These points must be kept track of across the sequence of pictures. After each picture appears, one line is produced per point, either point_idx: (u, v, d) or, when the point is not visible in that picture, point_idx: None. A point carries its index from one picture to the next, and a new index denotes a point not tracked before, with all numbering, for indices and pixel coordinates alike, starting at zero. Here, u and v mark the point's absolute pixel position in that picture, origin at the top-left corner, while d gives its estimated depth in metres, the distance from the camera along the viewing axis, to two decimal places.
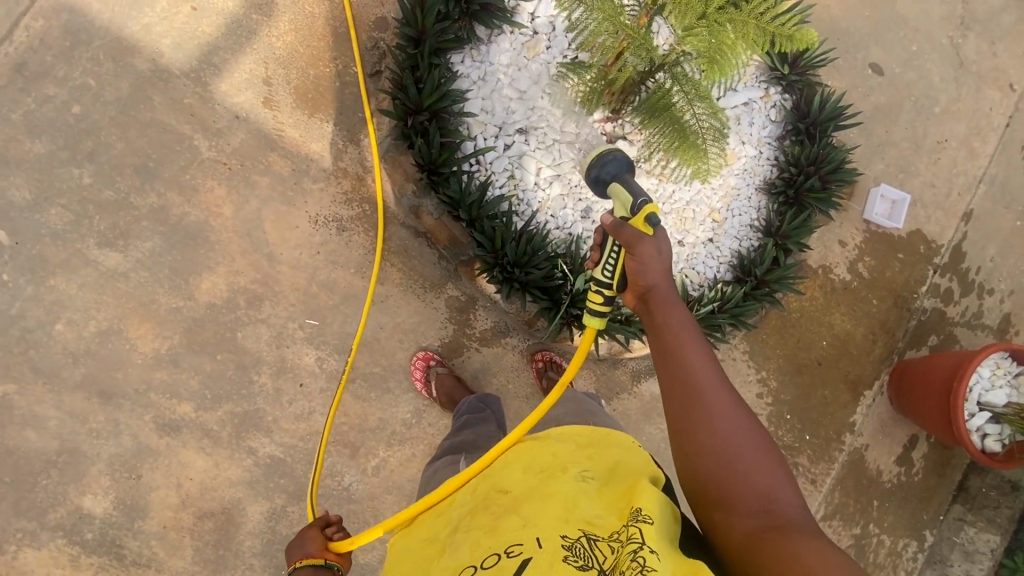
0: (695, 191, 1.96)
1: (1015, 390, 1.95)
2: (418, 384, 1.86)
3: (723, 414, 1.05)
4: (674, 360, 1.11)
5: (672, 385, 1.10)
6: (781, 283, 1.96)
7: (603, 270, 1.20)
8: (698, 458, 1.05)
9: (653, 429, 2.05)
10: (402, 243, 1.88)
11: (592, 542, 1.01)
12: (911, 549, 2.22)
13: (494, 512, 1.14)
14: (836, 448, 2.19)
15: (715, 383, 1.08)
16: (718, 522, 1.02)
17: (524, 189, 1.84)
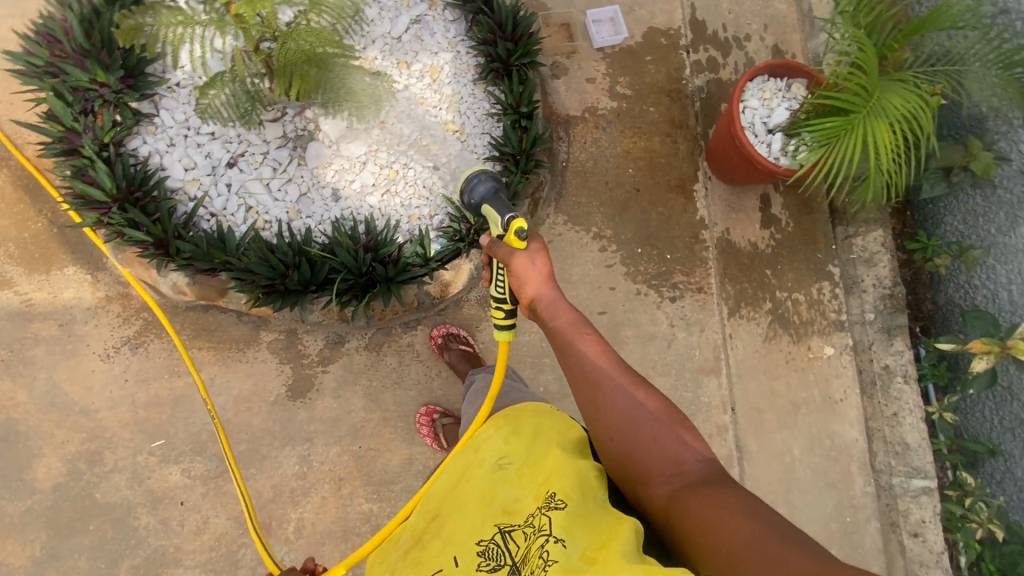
0: (419, 116, 1.97)
1: (793, 102, 1.97)
2: (428, 439, 1.87)
3: (623, 393, 1.08)
4: (572, 350, 1.12)
5: (573, 377, 1.12)
6: (538, 145, 1.97)
7: (495, 288, 1.24)
8: (612, 441, 1.08)
9: (528, 336, 2.04)
10: (200, 322, 1.88)
11: (507, 535, 1.00)
12: (827, 290, 2.21)
13: (421, 542, 1.12)
14: (702, 249, 2.19)
15: (611, 366, 1.10)
16: (643, 496, 1.04)
17: (266, 211, 1.86)
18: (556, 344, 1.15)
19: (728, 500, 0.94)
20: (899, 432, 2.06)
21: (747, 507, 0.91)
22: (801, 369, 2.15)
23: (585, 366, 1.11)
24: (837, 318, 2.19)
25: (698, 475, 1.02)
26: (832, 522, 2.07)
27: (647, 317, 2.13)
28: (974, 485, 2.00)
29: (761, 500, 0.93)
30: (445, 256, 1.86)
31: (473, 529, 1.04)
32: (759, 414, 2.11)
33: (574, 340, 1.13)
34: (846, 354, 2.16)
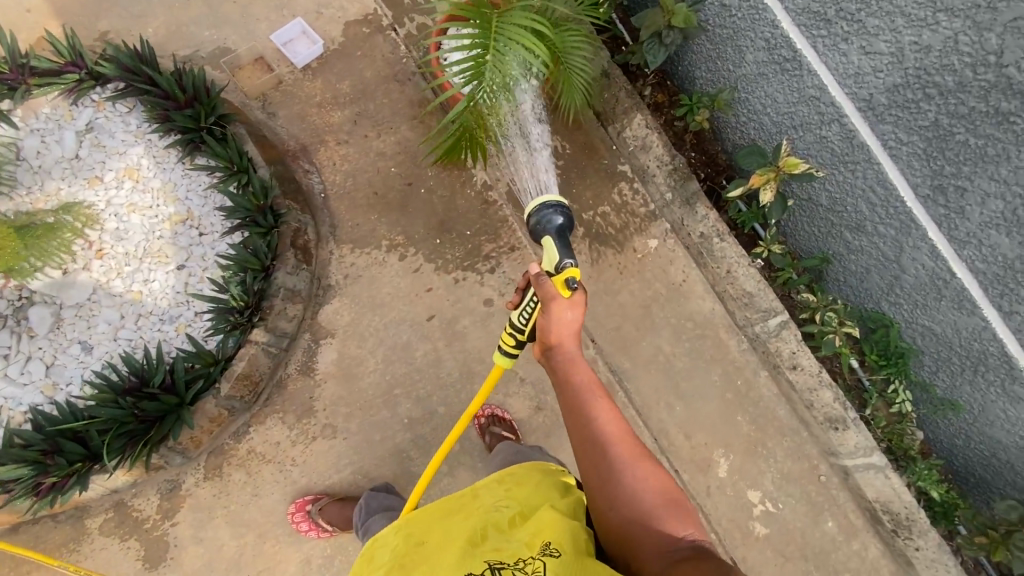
0: (138, 224, 1.79)
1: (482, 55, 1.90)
2: (311, 532, 1.75)
3: (630, 462, 1.02)
4: (578, 408, 1.09)
5: (578, 437, 1.08)
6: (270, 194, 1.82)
7: (518, 316, 1.25)
8: (610, 509, 1.01)
9: (369, 377, 1.93)
10: (16, 545, 1.68)
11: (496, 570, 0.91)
12: (627, 190, 2.21)
13: (402, 569, 1.03)
14: (497, 208, 2.12)
15: (621, 434, 1.06)
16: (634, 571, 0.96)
17: (18, 401, 1.65)
18: (566, 401, 1.12)
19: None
20: (739, 285, 2.09)
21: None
22: (637, 272, 2.16)
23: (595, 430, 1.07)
24: (648, 211, 2.20)
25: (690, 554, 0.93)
26: (728, 393, 2.11)
27: (475, 299, 2.04)
28: (817, 299, 2.08)
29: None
30: (228, 351, 1.75)
31: (460, 561, 0.96)
32: (619, 333, 2.12)
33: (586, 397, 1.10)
34: (669, 238, 2.18)
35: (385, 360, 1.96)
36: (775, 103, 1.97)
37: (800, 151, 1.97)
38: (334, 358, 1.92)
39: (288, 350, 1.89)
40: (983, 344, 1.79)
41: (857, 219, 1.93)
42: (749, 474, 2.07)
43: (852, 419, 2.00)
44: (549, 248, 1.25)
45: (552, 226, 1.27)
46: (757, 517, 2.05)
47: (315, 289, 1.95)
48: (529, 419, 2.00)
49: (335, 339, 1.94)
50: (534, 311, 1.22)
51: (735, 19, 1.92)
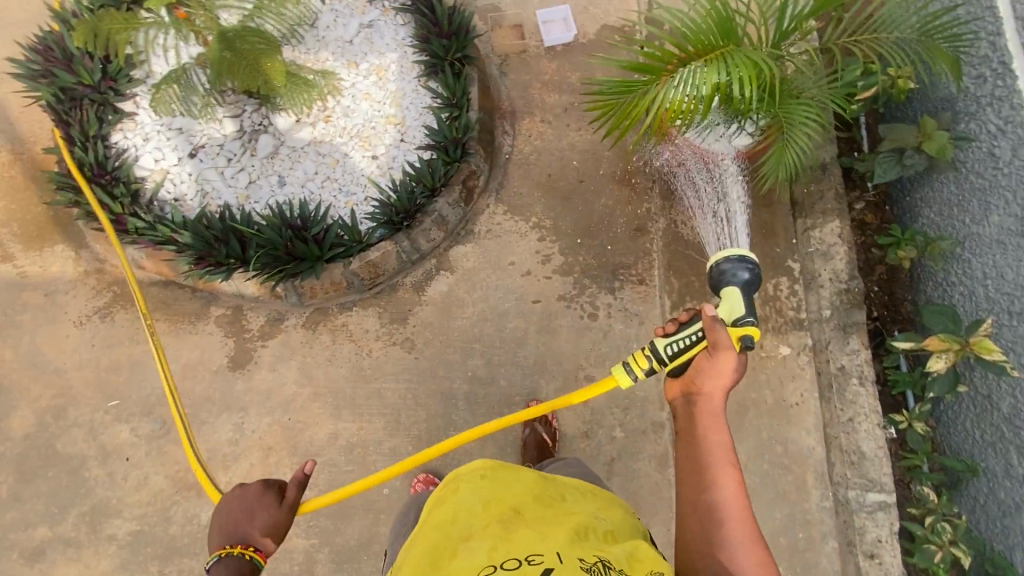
0: (364, 111, 2.11)
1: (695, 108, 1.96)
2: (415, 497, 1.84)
3: (744, 547, 0.97)
4: (701, 470, 1.05)
5: (695, 498, 1.04)
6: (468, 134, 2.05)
7: (670, 343, 1.21)
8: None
9: (460, 321, 2.08)
10: (159, 297, 2.07)
11: (609, 568, 0.89)
12: (784, 286, 2.06)
13: (501, 528, 1.00)
14: (646, 240, 2.13)
15: (742, 515, 1.01)
16: None
17: (220, 195, 2.04)
18: (693, 456, 1.08)
19: None
20: (854, 441, 1.88)
21: None
22: (751, 368, 2.01)
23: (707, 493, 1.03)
24: (795, 317, 2.04)
25: None
26: (781, 538, 1.88)
27: (584, 308, 2.08)
28: (937, 503, 1.78)
29: None
30: (371, 238, 1.99)
31: (572, 545, 0.93)
32: None
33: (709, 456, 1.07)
34: (803, 354, 2.01)
35: (481, 315, 2.09)
36: (1000, 279, 1.71)
37: (1000, 341, 1.69)
38: (443, 290, 2.09)
39: (412, 264, 2.10)
40: None
41: None
42: None
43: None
44: (732, 298, 1.27)
45: (742, 280, 1.29)
46: None
47: (458, 228, 2.13)
48: (572, 439, 1.98)
49: (452, 276, 2.11)
50: (693, 347, 1.21)
51: (997, 174, 1.70)
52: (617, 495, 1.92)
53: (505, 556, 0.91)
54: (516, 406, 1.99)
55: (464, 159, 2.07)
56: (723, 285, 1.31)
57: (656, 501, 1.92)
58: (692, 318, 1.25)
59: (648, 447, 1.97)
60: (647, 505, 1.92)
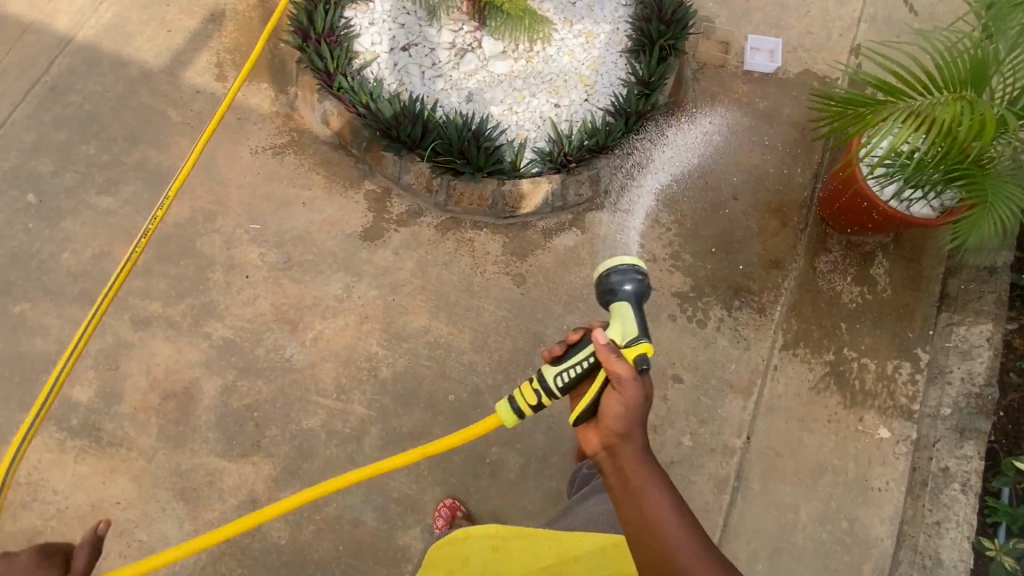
0: (562, 63, 2.22)
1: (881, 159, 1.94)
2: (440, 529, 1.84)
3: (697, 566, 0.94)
4: (641, 529, 1.00)
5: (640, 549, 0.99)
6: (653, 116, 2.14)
7: (564, 374, 1.19)
8: None
9: (574, 279, 2.12)
10: (325, 155, 2.27)
11: None
12: (905, 371, 1.99)
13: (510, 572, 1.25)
14: (779, 274, 2.10)
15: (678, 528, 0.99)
16: None
17: (413, 89, 2.20)
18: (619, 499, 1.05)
19: None
20: (934, 546, 1.74)
21: None
22: (843, 435, 1.93)
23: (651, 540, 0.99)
24: (906, 406, 1.95)
25: None
26: None
27: (696, 312, 2.06)
28: None
29: None
30: (533, 170, 2.08)
31: None
32: (774, 458, 1.91)
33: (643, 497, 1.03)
34: (902, 444, 1.91)
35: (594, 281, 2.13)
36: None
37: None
38: (569, 245, 2.15)
39: (552, 209, 2.17)
40: None
41: None
42: None
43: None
44: (625, 315, 1.21)
45: (635, 292, 1.25)
46: None
47: (605, 195, 2.18)
48: None
49: (582, 235, 2.16)
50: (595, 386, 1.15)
51: None
52: None
53: None
54: None
55: (636, 133, 2.17)
56: (613, 296, 1.25)
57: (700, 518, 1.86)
58: (583, 340, 1.22)
59: (710, 466, 1.91)
60: None
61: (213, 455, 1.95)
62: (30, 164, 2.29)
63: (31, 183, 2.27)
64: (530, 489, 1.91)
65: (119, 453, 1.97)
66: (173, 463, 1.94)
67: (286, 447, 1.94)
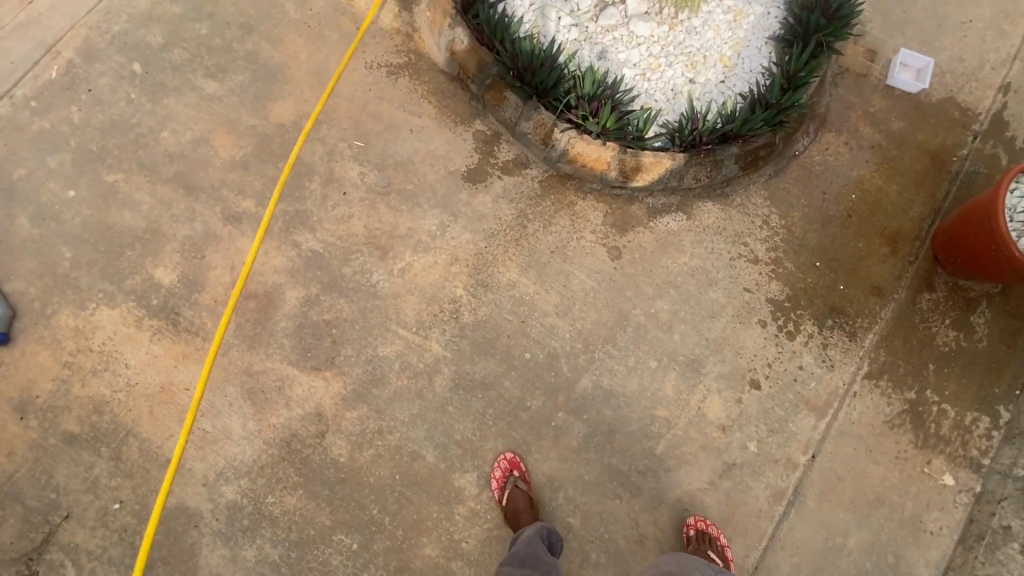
0: (706, 37, 2.08)
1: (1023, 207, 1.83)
2: (494, 485, 1.86)
3: None
4: None
5: None
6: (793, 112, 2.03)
7: None
8: None
9: (670, 263, 2.06)
10: (440, 85, 2.19)
11: None
12: (982, 425, 1.95)
13: None
14: (877, 303, 2.05)
15: None
16: None
17: (546, 33, 2.09)
18: None
19: None
20: None
21: None
22: (907, 474, 1.92)
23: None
24: (976, 458, 1.93)
25: None
26: None
27: (786, 322, 2.02)
28: None
29: None
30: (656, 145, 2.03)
31: None
32: (834, 481, 1.91)
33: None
34: (964, 495, 1.90)
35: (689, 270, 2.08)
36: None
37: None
38: (671, 229, 2.09)
39: (661, 188, 2.11)
40: None
41: None
42: None
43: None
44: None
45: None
46: None
47: (718, 185, 2.12)
48: (709, 423, 1.94)
49: (686, 221, 2.10)
50: None
51: None
52: (719, 493, 1.89)
53: None
54: (676, 364, 1.98)
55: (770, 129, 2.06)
56: None
57: (750, 522, 1.88)
58: None
59: (769, 476, 1.91)
60: (739, 521, 1.88)
61: (285, 363, 1.95)
62: (140, 32, 2.21)
63: (138, 52, 2.20)
64: (589, 461, 1.91)
65: (192, 342, 1.97)
66: (245, 362, 1.95)
67: (358, 370, 1.95)
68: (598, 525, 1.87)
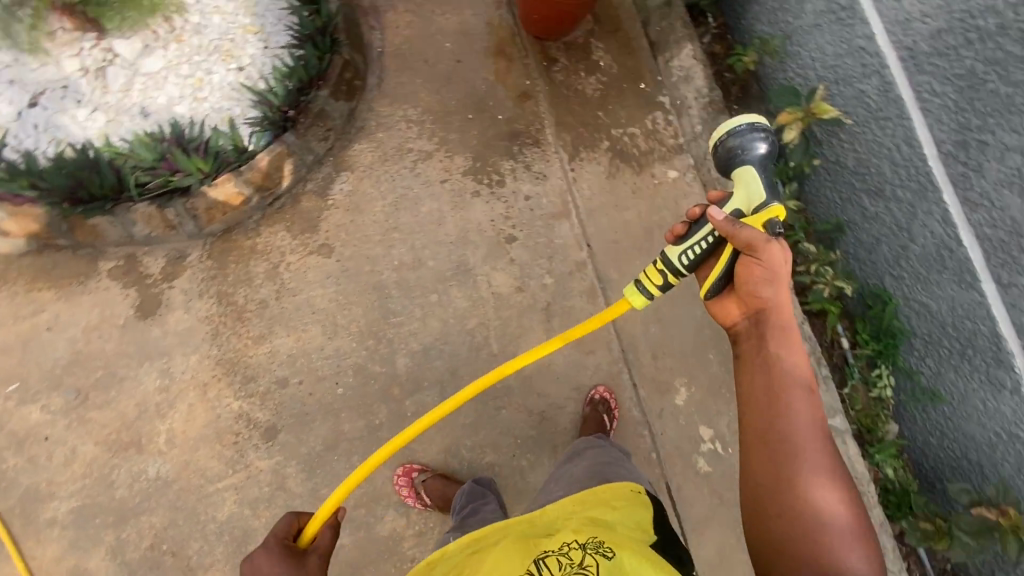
0: (216, 26, 2.00)
1: None
2: (410, 500, 1.83)
3: (814, 485, 1.14)
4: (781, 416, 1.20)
5: (771, 378, 1.25)
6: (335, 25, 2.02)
7: (682, 254, 1.38)
8: (778, 517, 1.15)
9: (371, 216, 2.04)
10: (36, 265, 1.90)
11: (552, 560, 1.07)
12: (661, 119, 2.24)
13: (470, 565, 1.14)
14: (531, 105, 2.22)
15: (824, 465, 1.16)
16: (766, 525, 1.16)
17: (75, 137, 1.86)
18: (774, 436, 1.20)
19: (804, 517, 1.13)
20: None
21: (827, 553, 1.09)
22: (651, 196, 2.18)
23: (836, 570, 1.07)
24: (677, 143, 2.23)
25: (825, 521, 1.12)
26: (706, 331, 2.10)
27: (488, 178, 2.13)
28: (817, 252, 2.02)
29: (818, 524, 1.12)
30: (263, 143, 1.92)
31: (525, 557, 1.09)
32: (616, 247, 2.13)
33: (784, 419, 1.20)
34: (689, 173, 2.20)
35: (390, 205, 2.06)
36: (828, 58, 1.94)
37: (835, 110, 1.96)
38: (346, 190, 2.04)
39: (304, 168, 2.00)
40: (975, 323, 1.69)
41: (880, 180, 1.86)
42: (706, 410, 2.02)
43: (822, 376, 1.93)
44: (753, 177, 1.35)
45: (761, 158, 1.39)
46: (703, 453, 1.99)
47: (347, 127, 2.07)
48: (507, 298, 2.03)
49: (351, 175, 2.05)
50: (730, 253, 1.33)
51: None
52: (559, 334, 2.02)
53: None
54: (449, 281, 2.01)
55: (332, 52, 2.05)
56: (740, 167, 1.38)
57: (594, 329, 2.05)
58: (700, 220, 1.39)
59: (578, 288, 2.08)
60: (588, 337, 2.05)
61: None
62: None
63: None
64: (459, 410, 1.95)
65: None
66: None
67: (219, 549, 1.76)
68: (508, 445, 1.94)
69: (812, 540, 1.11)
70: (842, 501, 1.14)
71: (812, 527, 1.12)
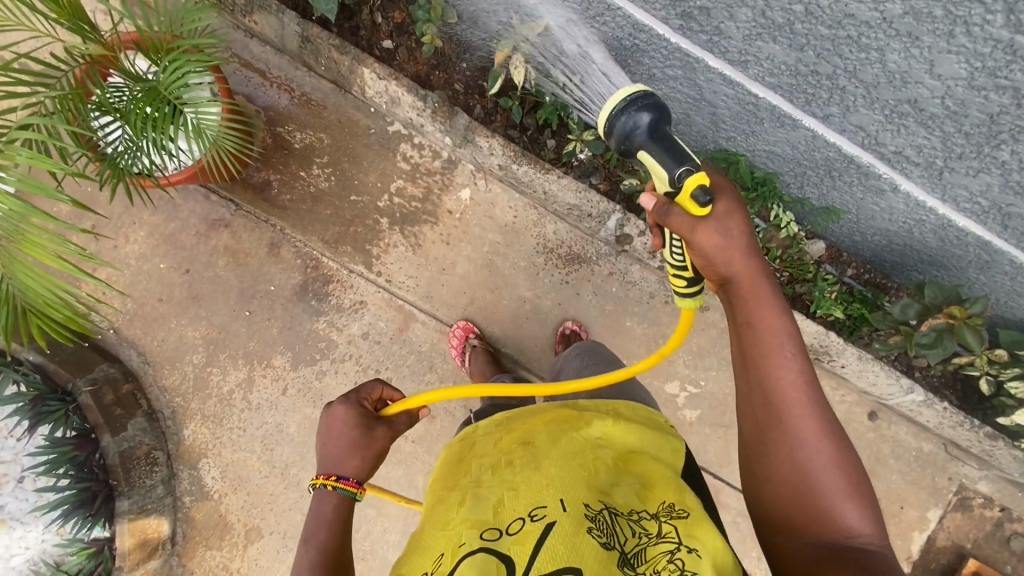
0: None
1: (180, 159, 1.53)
2: None
3: (807, 439, 0.90)
4: (758, 368, 0.95)
5: (744, 342, 0.97)
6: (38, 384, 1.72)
7: (671, 252, 1.04)
8: (768, 481, 0.93)
9: (260, 474, 1.86)
10: None
11: (614, 516, 0.87)
12: (410, 150, 1.87)
13: (512, 464, 0.96)
14: (287, 246, 1.87)
15: (805, 403, 0.92)
16: (766, 500, 0.93)
17: None
18: (758, 396, 0.95)
19: (797, 482, 0.90)
20: (562, 201, 1.80)
21: (828, 517, 0.88)
22: (465, 230, 1.90)
23: (833, 536, 0.87)
24: (444, 159, 1.88)
25: (813, 481, 0.89)
26: (610, 303, 1.93)
27: (317, 351, 1.87)
28: (641, 180, 1.72)
29: (819, 498, 0.89)
30: (105, 532, 1.75)
31: (579, 485, 0.91)
32: (476, 304, 1.91)
33: (770, 382, 0.93)
34: (479, 179, 1.89)
35: (263, 452, 1.86)
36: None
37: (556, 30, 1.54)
38: (218, 476, 1.85)
39: (162, 505, 1.79)
40: (823, 151, 1.45)
41: (643, 71, 1.53)
42: (661, 370, 1.94)
43: None
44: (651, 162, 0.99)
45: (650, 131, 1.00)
46: (682, 402, 1.95)
47: (160, 431, 1.82)
48: (430, 434, 1.90)
49: (208, 460, 1.85)
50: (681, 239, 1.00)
51: None
52: None
53: (511, 513, 0.88)
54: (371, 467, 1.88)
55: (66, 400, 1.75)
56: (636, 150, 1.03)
57: None
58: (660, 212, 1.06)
59: None
60: None
61: None
62: None
63: None
64: None
65: None
66: None
67: None
68: None
69: (820, 513, 0.88)
70: (843, 465, 0.90)
71: (816, 496, 0.89)
